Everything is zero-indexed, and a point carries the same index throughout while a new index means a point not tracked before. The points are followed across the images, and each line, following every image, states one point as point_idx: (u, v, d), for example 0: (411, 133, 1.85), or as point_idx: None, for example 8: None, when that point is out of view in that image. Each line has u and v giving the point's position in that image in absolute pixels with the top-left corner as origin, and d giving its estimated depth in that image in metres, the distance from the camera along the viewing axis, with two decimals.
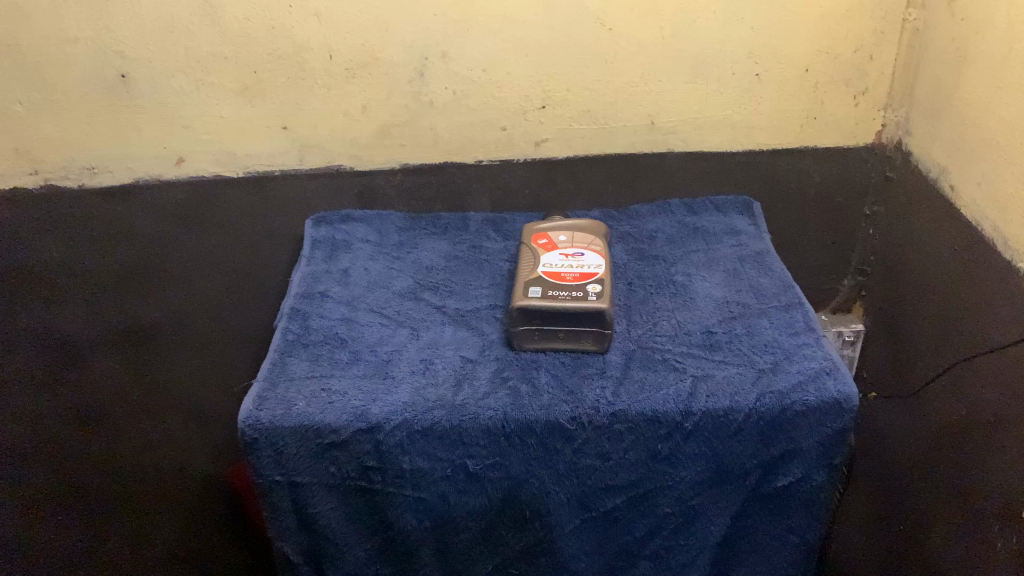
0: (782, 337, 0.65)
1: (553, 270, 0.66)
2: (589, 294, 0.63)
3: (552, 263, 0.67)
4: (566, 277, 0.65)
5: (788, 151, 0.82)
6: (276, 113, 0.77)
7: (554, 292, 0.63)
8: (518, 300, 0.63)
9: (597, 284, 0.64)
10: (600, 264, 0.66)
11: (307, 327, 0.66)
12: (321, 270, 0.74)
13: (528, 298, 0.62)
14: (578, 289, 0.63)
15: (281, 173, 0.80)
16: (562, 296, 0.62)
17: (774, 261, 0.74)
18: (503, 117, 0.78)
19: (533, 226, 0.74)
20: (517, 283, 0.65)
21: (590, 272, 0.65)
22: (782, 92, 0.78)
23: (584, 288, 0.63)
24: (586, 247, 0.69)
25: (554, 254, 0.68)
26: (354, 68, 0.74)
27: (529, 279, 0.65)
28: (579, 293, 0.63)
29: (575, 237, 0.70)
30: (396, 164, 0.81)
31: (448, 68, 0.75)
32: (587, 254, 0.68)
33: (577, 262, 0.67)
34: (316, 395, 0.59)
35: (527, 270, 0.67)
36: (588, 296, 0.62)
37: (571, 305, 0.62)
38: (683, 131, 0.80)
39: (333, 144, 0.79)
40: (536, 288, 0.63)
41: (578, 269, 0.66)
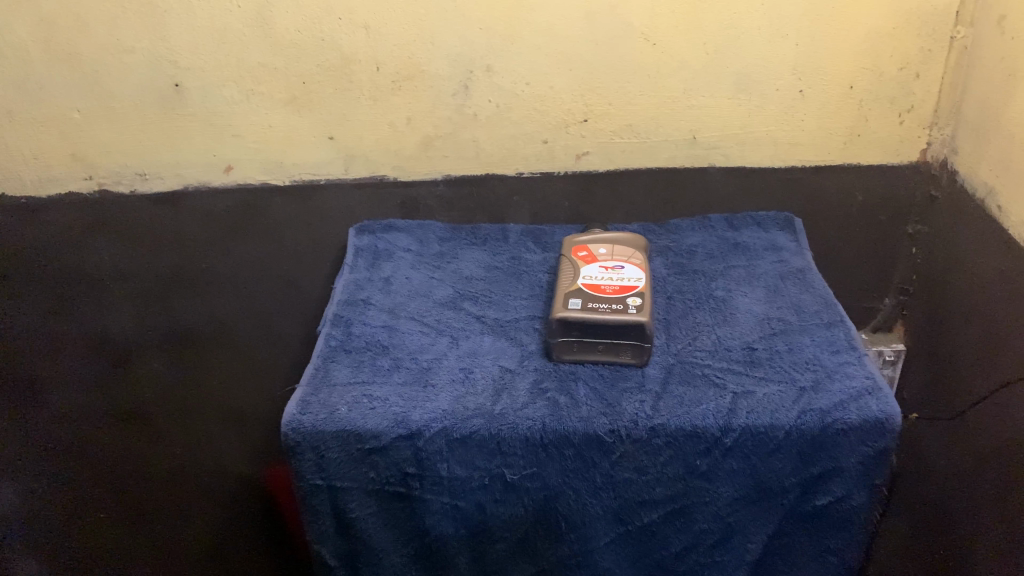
0: (824, 356, 0.64)
1: (594, 283, 0.66)
2: (630, 308, 0.63)
3: (593, 276, 0.67)
4: (605, 290, 0.65)
5: (831, 168, 0.81)
6: (321, 122, 0.78)
7: (593, 305, 0.63)
8: (558, 311, 0.63)
9: (637, 297, 0.64)
10: (640, 277, 0.66)
11: (350, 333, 0.67)
12: (363, 277, 0.75)
13: (568, 309, 0.62)
14: (618, 302, 0.63)
15: (325, 182, 0.82)
16: (602, 308, 0.62)
17: (815, 278, 0.74)
18: (544, 130, 0.79)
19: (572, 238, 0.74)
20: (557, 295, 0.65)
21: (630, 286, 0.65)
22: (826, 108, 0.78)
23: (624, 300, 0.63)
24: (626, 260, 0.69)
25: (595, 268, 0.68)
26: (399, 80, 0.76)
27: (569, 292, 0.65)
28: (620, 306, 0.63)
29: (615, 250, 0.71)
30: (437, 174, 0.82)
31: (492, 81, 0.76)
32: (628, 267, 0.68)
33: (617, 277, 0.67)
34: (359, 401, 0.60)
35: (567, 283, 0.67)
36: (628, 309, 0.62)
37: (612, 317, 0.62)
38: (724, 146, 0.80)
39: (377, 155, 0.80)
40: (576, 300, 0.64)
41: (618, 282, 0.66)
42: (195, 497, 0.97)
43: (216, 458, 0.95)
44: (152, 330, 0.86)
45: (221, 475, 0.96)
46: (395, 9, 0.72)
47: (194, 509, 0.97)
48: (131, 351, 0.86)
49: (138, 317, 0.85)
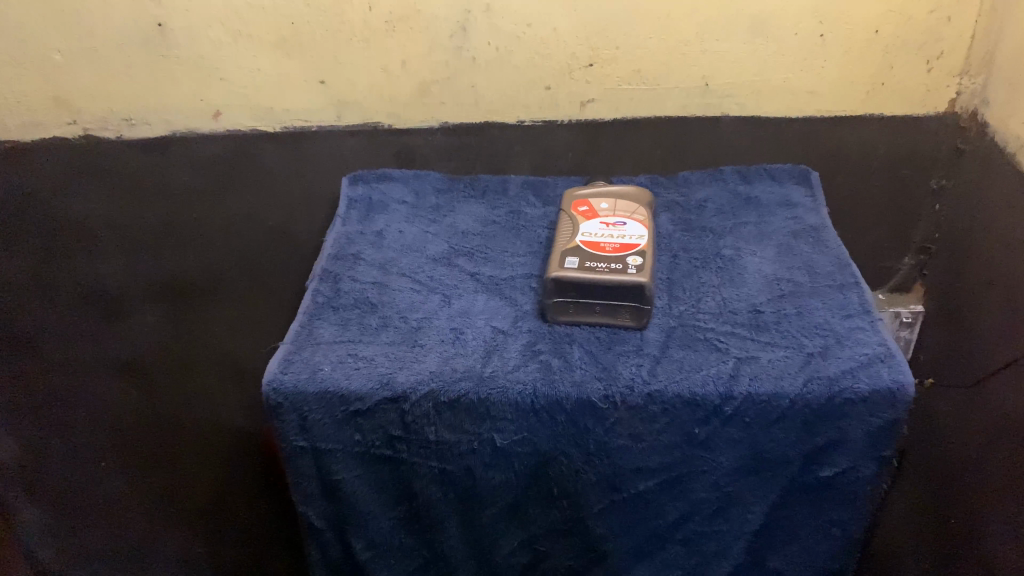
0: (834, 320, 0.61)
1: (593, 240, 0.63)
2: (630, 267, 0.59)
3: (592, 233, 0.64)
4: (604, 248, 0.62)
5: (852, 119, 0.76)
6: (312, 66, 0.74)
7: (592, 263, 0.60)
8: (553, 270, 0.60)
9: (637, 256, 0.60)
10: (642, 235, 0.63)
11: (338, 290, 0.64)
12: (355, 231, 0.72)
13: (565, 268, 0.59)
14: (617, 261, 0.60)
15: (317, 129, 0.78)
16: (600, 267, 0.59)
17: (830, 237, 0.70)
18: (548, 76, 0.74)
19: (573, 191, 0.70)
20: (553, 253, 0.62)
21: (631, 244, 0.62)
22: (848, 55, 0.73)
23: (624, 260, 0.60)
24: (628, 217, 0.66)
25: (595, 224, 0.65)
26: (394, 21, 0.71)
27: (566, 250, 0.62)
28: (619, 266, 0.59)
29: (617, 205, 0.67)
30: (434, 122, 0.78)
31: (491, 22, 0.71)
32: (630, 224, 0.65)
33: (617, 234, 0.63)
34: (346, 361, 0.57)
35: (565, 240, 0.63)
36: (628, 269, 0.59)
37: (611, 277, 0.58)
38: (738, 95, 0.75)
39: (371, 101, 0.76)
40: (574, 257, 0.60)
41: (618, 240, 0.63)
42: (195, 445, 0.95)
43: (211, 408, 0.94)
44: (147, 279, 0.84)
45: (216, 426, 0.95)
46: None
47: (192, 460, 0.96)
48: (124, 301, 0.84)
49: (132, 265, 0.83)
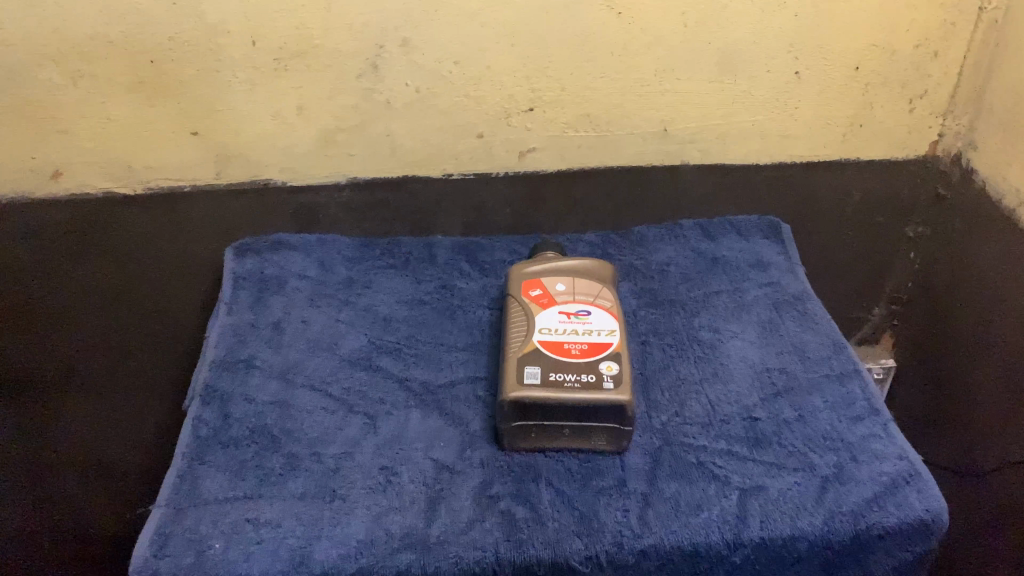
0: (842, 427, 0.51)
1: (555, 341, 0.50)
2: (605, 380, 0.47)
3: (552, 330, 0.51)
4: (569, 352, 0.49)
5: (826, 164, 0.67)
6: (181, 113, 0.59)
7: (557, 376, 0.47)
8: (509, 388, 0.47)
9: (611, 363, 0.49)
10: (612, 329, 0.51)
11: (227, 420, 0.51)
12: (246, 324, 0.58)
13: (524, 387, 0.47)
14: (588, 372, 0.48)
15: (191, 189, 0.62)
16: (569, 382, 0.47)
17: (817, 308, 0.60)
18: (480, 122, 0.61)
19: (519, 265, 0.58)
20: (506, 360, 0.49)
21: (601, 344, 0.50)
22: (825, 94, 0.63)
23: (596, 369, 0.48)
24: (591, 303, 0.54)
25: (554, 316, 0.52)
26: (285, 58, 0.57)
27: (522, 357, 0.49)
28: (591, 379, 0.47)
29: (576, 287, 0.55)
30: (340, 177, 0.63)
31: (410, 59, 0.58)
32: (595, 315, 0.53)
33: (582, 330, 0.51)
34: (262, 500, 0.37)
35: (519, 342, 0.51)
36: (603, 383, 0.47)
37: (583, 396, 0.46)
38: (701, 140, 0.65)
39: (260, 155, 0.61)
40: (533, 369, 0.48)
41: (584, 338, 0.51)
42: None
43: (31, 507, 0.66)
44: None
45: None
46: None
47: None
48: None
49: None
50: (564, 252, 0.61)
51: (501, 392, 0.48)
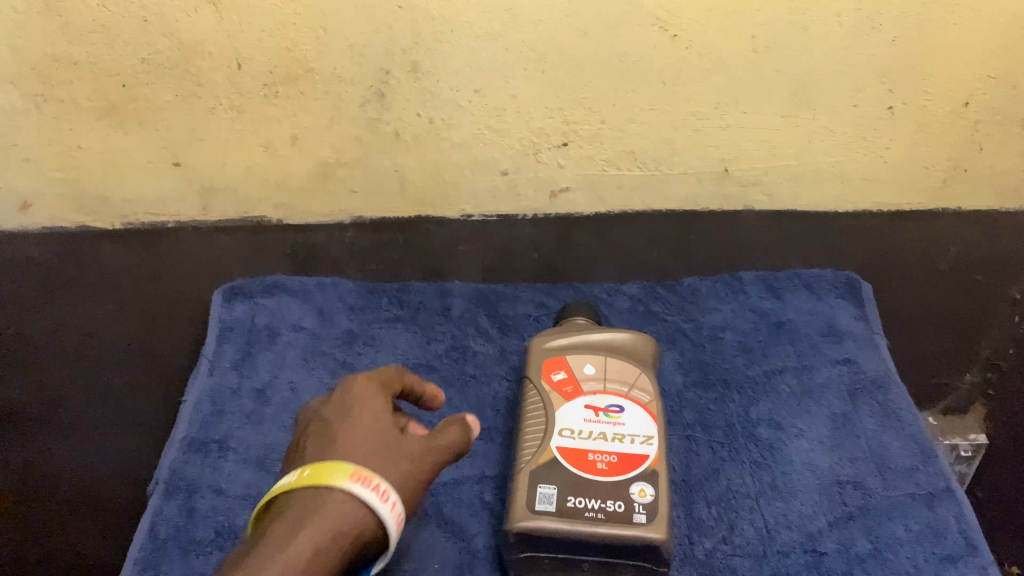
0: (928, 571, 0.42)
1: (577, 449, 0.41)
2: (636, 512, 0.39)
3: (575, 433, 0.42)
4: (594, 468, 0.41)
5: (917, 216, 0.56)
6: (159, 142, 0.51)
7: (576, 502, 0.39)
8: (518, 514, 0.39)
9: (646, 486, 0.40)
10: (648, 435, 0.42)
11: (192, 517, 0.43)
12: (227, 388, 0.50)
13: (535, 517, 0.38)
14: (616, 498, 0.39)
15: (175, 226, 0.55)
16: (591, 513, 0.38)
17: (900, 401, 0.50)
18: (504, 158, 0.52)
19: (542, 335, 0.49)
20: (517, 472, 0.41)
21: (634, 458, 0.41)
22: (921, 134, 0.52)
23: (626, 495, 0.39)
24: (624, 395, 0.44)
25: (579, 413, 0.43)
26: (276, 82, 0.48)
27: (536, 472, 0.41)
28: (619, 509, 0.39)
29: (608, 372, 0.45)
30: (343, 216, 0.55)
31: (420, 86, 0.48)
32: (629, 413, 0.43)
33: (612, 435, 0.42)
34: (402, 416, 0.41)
35: (535, 447, 0.42)
36: (634, 516, 0.38)
37: (607, 533, 0.38)
38: (769, 183, 0.54)
39: (251, 189, 0.53)
40: (548, 490, 0.39)
41: (613, 446, 0.42)
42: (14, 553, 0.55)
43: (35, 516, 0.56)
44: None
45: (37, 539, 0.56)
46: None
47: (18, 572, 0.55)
48: None
49: None
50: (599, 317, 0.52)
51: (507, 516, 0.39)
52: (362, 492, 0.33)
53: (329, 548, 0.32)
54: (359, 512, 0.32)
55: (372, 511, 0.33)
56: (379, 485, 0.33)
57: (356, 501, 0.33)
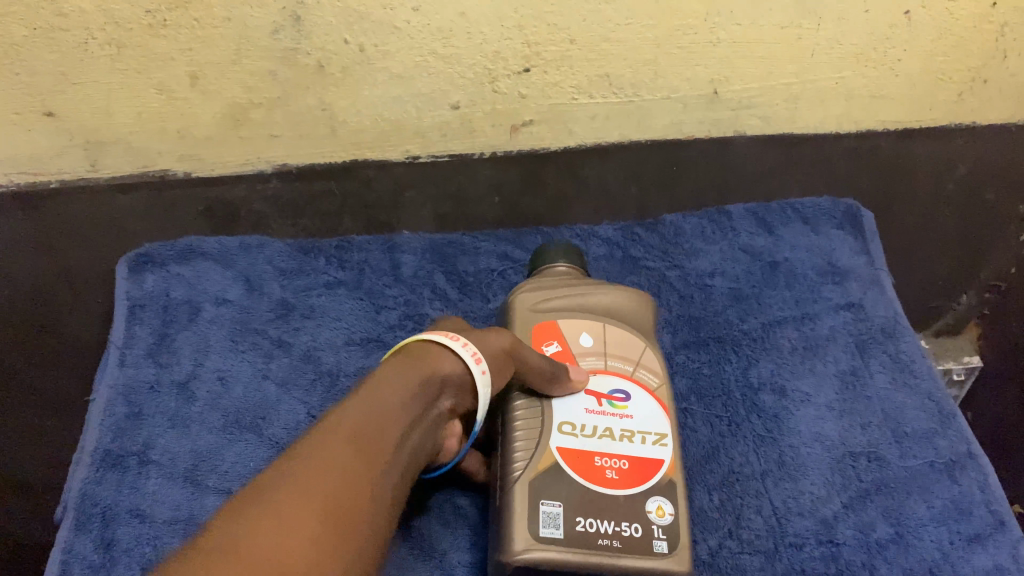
0: (955, 555, 0.38)
1: (581, 452, 0.35)
2: (656, 538, 0.33)
3: (577, 429, 0.35)
4: (603, 478, 0.34)
5: (926, 134, 0.50)
6: (22, 89, 0.41)
7: (588, 526, 0.33)
8: (517, 540, 0.32)
9: (663, 501, 0.34)
10: (661, 435, 0.36)
11: (110, 552, 0.37)
12: (143, 384, 0.43)
13: (542, 548, 0.32)
14: (632, 520, 0.33)
15: (57, 185, 0.46)
16: (605, 540, 0.33)
17: (913, 351, 0.45)
18: (454, 90, 0.43)
19: (524, 287, 0.40)
20: (510, 481, 0.34)
21: (647, 465, 0.35)
22: (941, 42, 0.45)
23: (643, 516, 0.34)
24: (629, 378, 0.37)
25: (579, 401, 0.36)
26: (158, 10, 0.38)
27: (535, 482, 0.34)
28: (636, 533, 0.33)
29: (608, 342, 0.38)
30: (264, 164, 0.46)
31: (344, 8, 0.39)
32: (636, 401, 0.37)
33: (619, 432, 0.36)
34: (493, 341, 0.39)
35: (530, 446, 0.35)
36: (654, 544, 0.33)
37: (627, 567, 0.32)
38: (764, 105, 0.47)
39: (148, 140, 0.44)
40: (553, 510, 0.33)
41: (622, 448, 0.35)
42: None
43: None
44: None
45: None
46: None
47: None
48: None
49: None
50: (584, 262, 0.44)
51: (499, 536, 0.33)
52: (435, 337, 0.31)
53: (421, 385, 0.28)
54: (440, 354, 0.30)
55: (456, 356, 0.30)
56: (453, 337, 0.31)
57: (439, 346, 0.30)
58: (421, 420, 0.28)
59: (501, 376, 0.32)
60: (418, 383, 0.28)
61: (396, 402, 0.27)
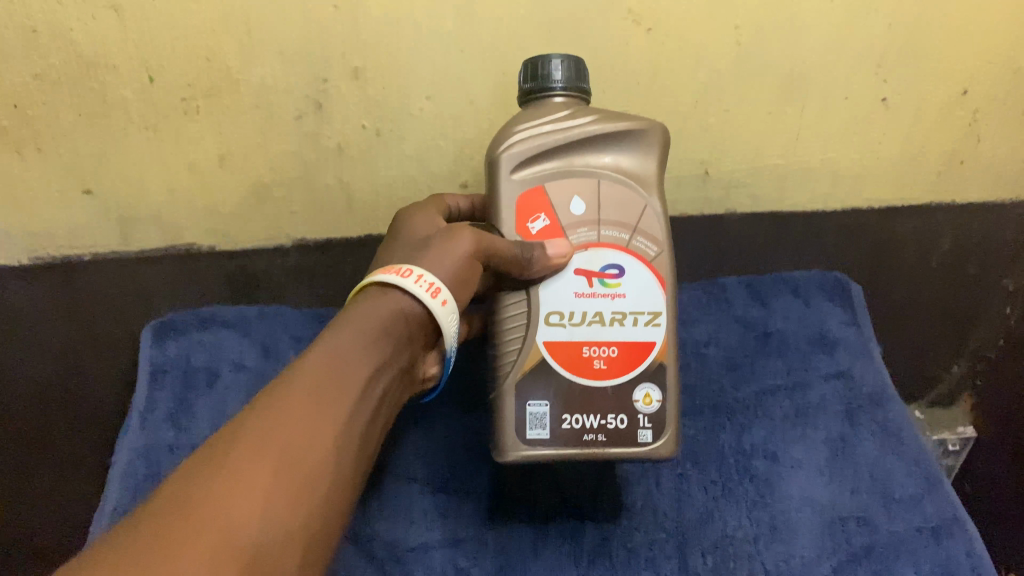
0: None
1: (570, 343, 0.37)
2: (640, 428, 0.37)
3: (566, 317, 0.37)
4: (593, 369, 0.37)
5: (911, 211, 0.53)
6: (65, 168, 0.45)
7: (574, 423, 0.37)
8: (508, 443, 0.37)
9: (650, 387, 0.37)
10: (652, 313, 0.37)
11: None
12: (163, 447, 0.45)
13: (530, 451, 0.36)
14: (619, 412, 0.37)
15: (91, 259, 0.48)
16: (591, 434, 0.36)
17: (901, 418, 0.47)
18: (463, 170, 0.46)
19: (509, 141, 0.36)
20: (503, 379, 0.37)
21: (637, 348, 0.37)
22: (919, 124, 0.49)
23: (628, 404, 0.37)
24: (624, 249, 0.37)
25: (568, 286, 0.37)
26: (194, 96, 0.43)
27: (522, 382, 0.37)
28: (622, 426, 0.37)
29: (602, 206, 0.37)
30: (283, 239, 0.49)
31: (364, 95, 0.43)
32: (630, 276, 0.37)
33: (610, 315, 0.37)
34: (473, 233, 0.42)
35: (518, 341, 0.37)
36: (639, 434, 0.37)
37: (609, 455, 0.37)
38: (755, 184, 0.50)
39: (176, 215, 0.47)
40: (540, 413, 0.37)
41: (614, 328, 0.37)
42: None
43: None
44: None
45: None
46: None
47: None
48: None
49: None
50: (576, 56, 0.38)
51: (495, 434, 0.37)
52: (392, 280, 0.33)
53: (379, 333, 0.31)
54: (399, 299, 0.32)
55: (408, 293, 0.33)
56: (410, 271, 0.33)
57: (390, 286, 0.33)
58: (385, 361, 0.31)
59: (467, 285, 0.34)
60: (377, 333, 0.31)
61: (356, 359, 0.30)
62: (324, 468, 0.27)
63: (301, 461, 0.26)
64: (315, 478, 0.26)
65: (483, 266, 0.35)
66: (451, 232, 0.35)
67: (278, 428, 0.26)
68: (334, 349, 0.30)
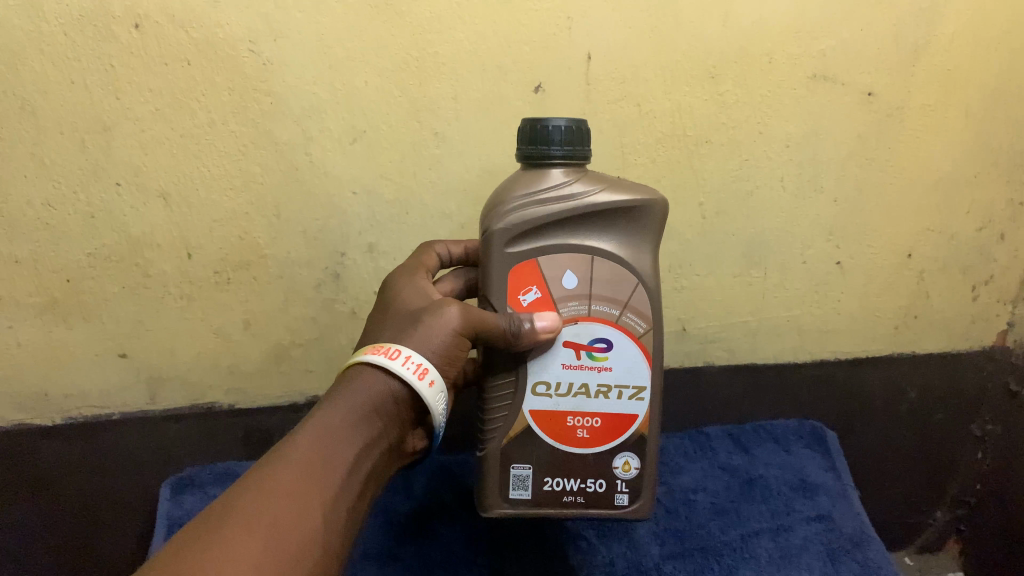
0: None
1: (555, 414, 0.40)
2: (618, 493, 0.41)
3: (552, 388, 0.39)
4: (575, 437, 0.40)
5: (875, 362, 0.57)
6: (104, 334, 0.49)
7: (555, 484, 0.40)
8: (490, 500, 0.40)
9: (630, 455, 0.41)
10: (637, 386, 0.40)
11: None
12: None
13: (507, 509, 0.40)
14: (598, 477, 0.40)
15: (119, 418, 0.51)
16: (570, 497, 0.40)
17: (880, 560, 0.50)
18: None
19: (505, 210, 0.38)
20: (489, 442, 0.40)
21: (619, 420, 0.40)
22: (872, 284, 0.54)
23: (607, 472, 0.40)
24: (613, 325, 0.39)
25: (557, 358, 0.39)
26: (226, 270, 0.48)
27: (507, 448, 0.40)
28: (600, 489, 0.40)
29: (593, 281, 0.39)
30: (298, 397, 0.53)
31: (377, 266, 0.49)
32: (617, 350, 0.40)
33: (595, 387, 0.40)
34: (460, 283, 0.46)
35: (503, 411, 0.40)
36: (616, 498, 0.41)
37: (584, 513, 0.41)
38: (729, 339, 0.55)
39: (200, 375, 0.51)
40: (521, 475, 0.40)
41: (598, 399, 0.40)
42: None
43: None
44: None
45: None
46: (219, 166, 0.46)
47: None
48: None
49: None
50: (579, 119, 0.39)
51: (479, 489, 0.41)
52: (376, 358, 0.35)
53: (366, 414, 0.34)
54: (382, 377, 0.35)
55: (395, 374, 0.35)
56: (393, 350, 0.35)
57: (377, 366, 0.35)
58: (372, 435, 0.34)
59: (453, 362, 0.37)
60: (364, 414, 0.34)
61: (341, 439, 0.33)
62: (308, 542, 0.30)
63: (286, 536, 0.29)
64: (299, 551, 0.29)
65: (472, 339, 0.37)
66: (440, 306, 0.37)
67: (266, 505, 0.30)
68: (323, 431, 0.33)
